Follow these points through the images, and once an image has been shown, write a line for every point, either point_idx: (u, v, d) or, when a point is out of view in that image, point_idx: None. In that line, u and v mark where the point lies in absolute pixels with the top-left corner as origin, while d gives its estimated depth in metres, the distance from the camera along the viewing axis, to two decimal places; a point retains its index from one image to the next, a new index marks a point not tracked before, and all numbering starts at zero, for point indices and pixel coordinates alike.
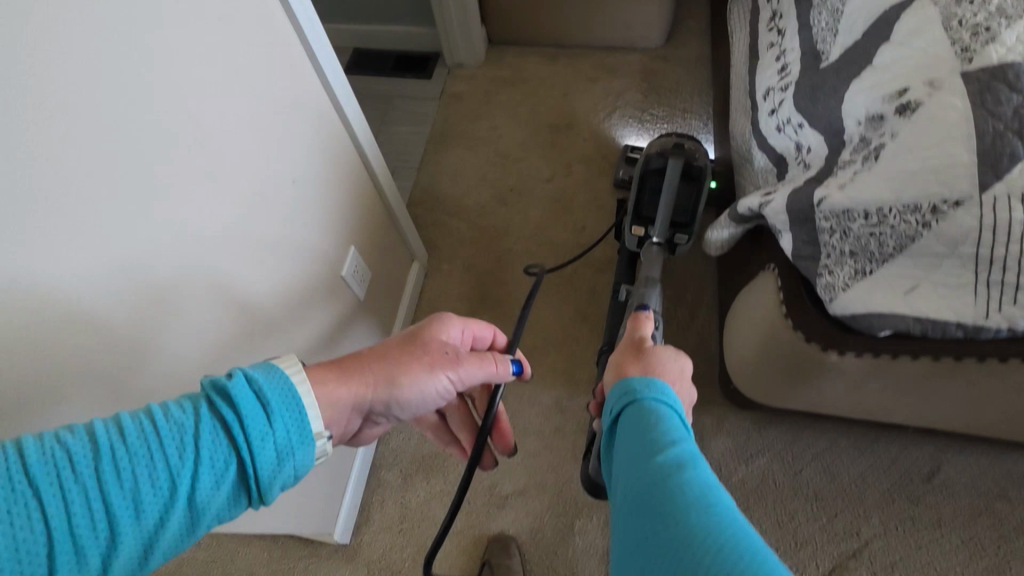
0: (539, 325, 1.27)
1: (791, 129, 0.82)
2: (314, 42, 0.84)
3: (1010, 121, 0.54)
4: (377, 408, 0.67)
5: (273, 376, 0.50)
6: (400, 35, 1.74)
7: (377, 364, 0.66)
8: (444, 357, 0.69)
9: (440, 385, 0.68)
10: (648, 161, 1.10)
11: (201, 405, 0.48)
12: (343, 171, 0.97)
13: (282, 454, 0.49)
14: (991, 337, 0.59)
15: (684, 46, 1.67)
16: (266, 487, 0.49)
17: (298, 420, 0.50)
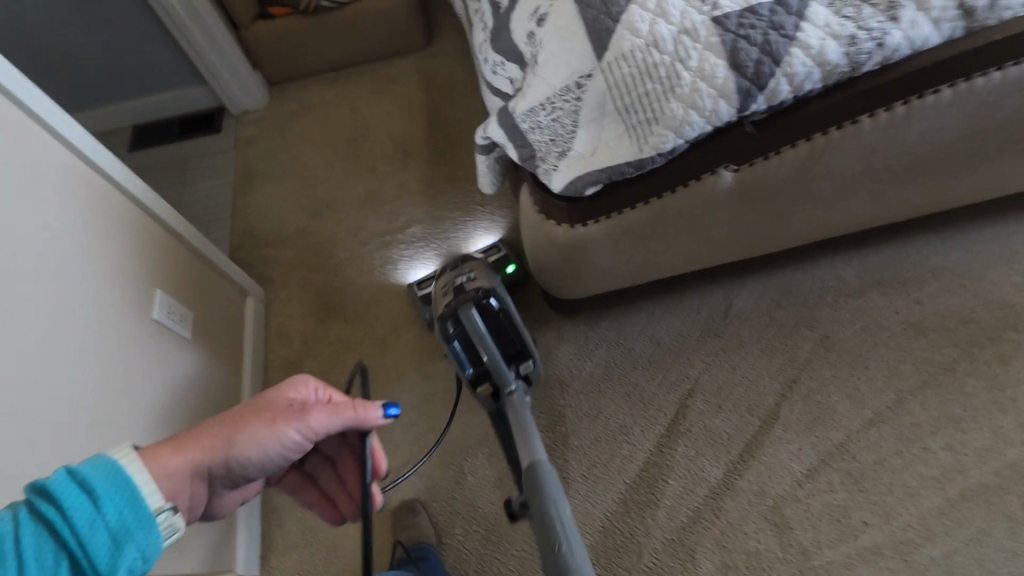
0: (385, 313, 1.36)
1: (500, 69, 0.95)
2: (32, 103, 0.85)
3: (601, 7, 0.73)
4: (224, 471, 0.69)
5: (100, 465, 0.53)
6: (175, 99, 1.75)
7: (222, 425, 0.69)
8: (286, 410, 0.70)
9: (282, 442, 0.69)
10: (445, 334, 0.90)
11: (20, 512, 0.49)
12: (116, 217, 0.98)
13: (119, 536, 0.51)
14: (654, 165, 0.77)
15: (445, 39, 1.84)
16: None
17: (130, 498, 0.53)
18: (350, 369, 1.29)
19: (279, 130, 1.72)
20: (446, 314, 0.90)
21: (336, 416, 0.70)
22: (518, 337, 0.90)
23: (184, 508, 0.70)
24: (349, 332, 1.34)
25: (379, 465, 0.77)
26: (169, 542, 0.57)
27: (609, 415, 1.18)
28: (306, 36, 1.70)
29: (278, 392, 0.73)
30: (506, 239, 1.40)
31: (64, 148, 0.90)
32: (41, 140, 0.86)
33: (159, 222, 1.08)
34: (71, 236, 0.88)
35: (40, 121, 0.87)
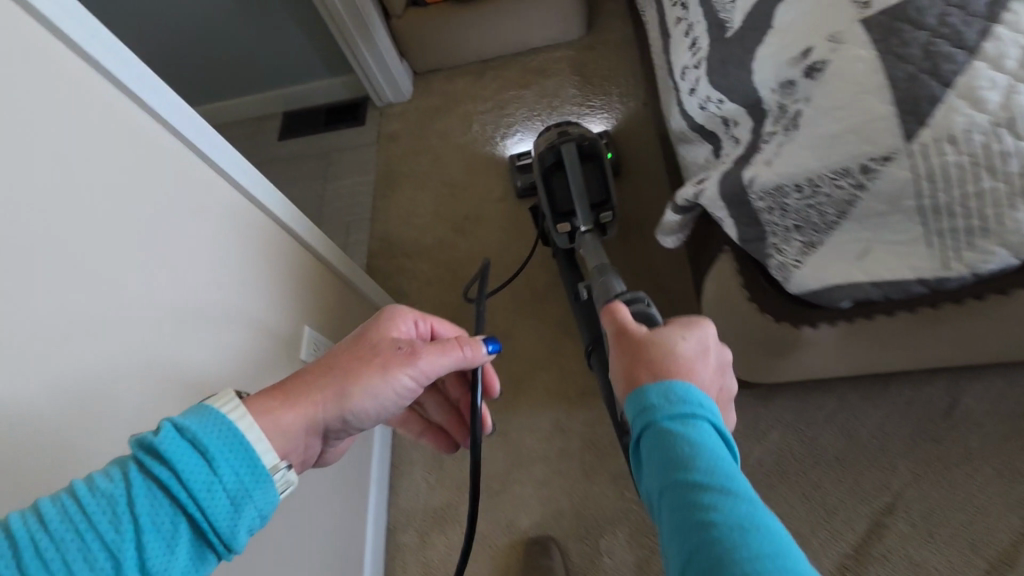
0: (523, 349, 1.24)
1: (714, 107, 0.79)
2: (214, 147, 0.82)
3: (921, 61, 0.51)
4: (336, 424, 0.62)
5: (207, 416, 0.48)
6: (324, 89, 1.72)
7: (325, 377, 0.61)
8: (396, 353, 0.64)
9: (397, 387, 0.63)
10: (544, 158, 1.15)
11: (130, 468, 0.45)
12: (271, 253, 0.93)
13: (236, 499, 0.47)
14: (956, 284, 0.58)
15: (607, 30, 1.63)
16: (229, 537, 0.46)
17: (248, 464, 0.47)
18: None
19: (423, 127, 1.63)
20: (550, 148, 1.14)
21: (448, 355, 0.64)
22: (603, 189, 1.13)
23: (293, 467, 0.62)
24: None
25: (490, 385, 0.74)
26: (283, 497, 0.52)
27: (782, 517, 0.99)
28: (459, 26, 1.58)
29: (373, 336, 0.66)
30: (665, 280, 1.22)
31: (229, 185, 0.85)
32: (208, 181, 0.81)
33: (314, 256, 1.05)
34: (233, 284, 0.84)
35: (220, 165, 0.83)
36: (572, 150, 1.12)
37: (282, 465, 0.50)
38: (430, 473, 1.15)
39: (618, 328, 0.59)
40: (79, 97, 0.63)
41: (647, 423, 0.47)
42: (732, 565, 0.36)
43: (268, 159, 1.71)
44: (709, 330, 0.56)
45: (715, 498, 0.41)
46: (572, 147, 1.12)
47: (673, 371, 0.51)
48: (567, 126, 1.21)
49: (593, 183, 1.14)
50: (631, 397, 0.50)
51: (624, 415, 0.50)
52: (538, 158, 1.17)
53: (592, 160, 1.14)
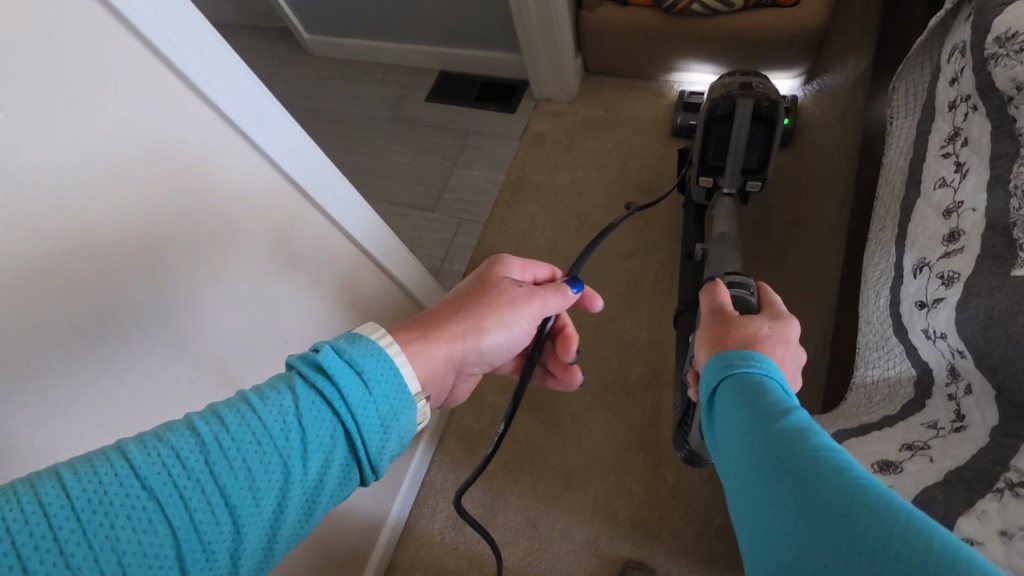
0: (587, 441, 1.12)
1: (938, 342, 0.58)
2: (336, 200, 0.76)
3: None
4: (470, 356, 0.70)
5: (361, 345, 0.49)
6: (487, 61, 1.57)
7: (461, 316, 0.69)
8: (516, 297, 0.73)
9: (519, 321, 0.73)
10: (715, 106, 1.03)
11: (296, 383, 0.46)
12: (342, 277, 0.84)
13: (386, 420, 0.48)
14: None
15: (829, 90, 1.31)
16: (377, 458, 0.49)
17: (397, 387, 0.49)
18: (522, 486, 1.11)
19: (574, 139, 1.45)
20: (726, 99, 1.01)
21: (561, 303, 0.78)
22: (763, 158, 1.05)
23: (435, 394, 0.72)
24: (540, 441, 1.14)
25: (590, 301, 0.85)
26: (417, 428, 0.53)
27: None
28: (655, 39, 1.34)
29: (495, 282, 0.75)
30: None
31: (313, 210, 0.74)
32: (290, 207, 0.71)
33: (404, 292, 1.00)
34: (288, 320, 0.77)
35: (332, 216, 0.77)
36: (750, 105, 0.99)
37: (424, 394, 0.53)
38: (448, 530, 1.10)
39: (714, 308, 0.64)
40: (197, 132, 0.56)
41: (728, 378, 0.50)
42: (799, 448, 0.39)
43: (409, 119, 1.63)
44: (793, 326, 0.59)
45: (783, 412, 0.42)
46: (750, 107, 0.99)
47: (755, 347, 0.54)
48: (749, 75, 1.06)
49: (756, 145, 1.06)
50: (714, 357, 0.53)
51: (700, 383, 0.54)
52: (709, 103, 1.03)
53: (766, 122, 1.02)
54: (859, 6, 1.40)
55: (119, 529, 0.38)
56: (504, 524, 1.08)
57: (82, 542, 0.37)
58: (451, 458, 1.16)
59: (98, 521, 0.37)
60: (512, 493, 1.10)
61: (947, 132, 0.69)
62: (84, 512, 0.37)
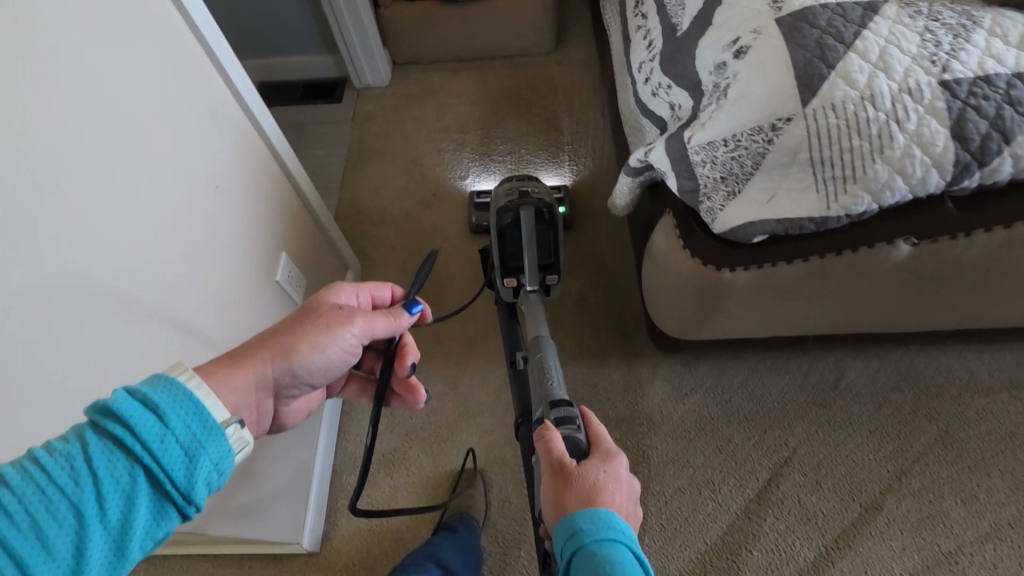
0: (476, 312, 1.34)
1: (665, 92, 0.93)
2: (230, 71, 0.91)
3: (814, 50, 0.68)
4: (281, 381, 0.68)
5: (159, 382, 0.48)
6: (305, 65, 1.80)
7: (272, 342, 0.67)
8: (337, 317, 0.70)
9: (341, 345, 0.71)
10: (501, 218, 1.07)
11: (88, 434, 0.45)
12: (217, 113, 0.89)
13: (191, 450, 0.47)
14: (836, 225, 0.72)
15: (574, 48, 1.82)
16: (188, 492, 0.47)
17: (197, 422, 0.47)
18: (434, 363, 1.27)
19: (399, 112, 1.73)
20: (510, 209, 1.06)
21: (393, 322, 0.76)
22: (554, 254, 1.10)
23: (250, 420, 0.69)
24: (439, 326, 1.32)
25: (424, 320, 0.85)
26: (240, 455, 0.52)
27: (696, 466, 1.10)
28: (443, 23, 1.72)
29: (317, 306, 0.72)
30: (610, 261, 1.37)
31: (200, 57, 0.86)
32: (186, 51, 0.83)
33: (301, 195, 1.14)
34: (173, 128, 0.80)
35: (229, 86, 0.92)
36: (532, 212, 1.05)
37: (235, 422, 0.50)
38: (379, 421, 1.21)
39: (552, 460, 0.64)
40: None
41: (580, 550, 0.53)
42: None
43: None
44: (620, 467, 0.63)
45: None
46: (532, 216, 1.04)
47: (598, 497, 0.58)
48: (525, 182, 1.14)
49: (546, 245, 1.11)
50: (560, 523, 0.56)
51: (556, 552, 0.56)
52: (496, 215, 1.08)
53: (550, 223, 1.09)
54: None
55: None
56: (428, 395, 1.23)
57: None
58: None
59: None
60: (428, 371, 1.26)
61: (633, 2, 1.13)
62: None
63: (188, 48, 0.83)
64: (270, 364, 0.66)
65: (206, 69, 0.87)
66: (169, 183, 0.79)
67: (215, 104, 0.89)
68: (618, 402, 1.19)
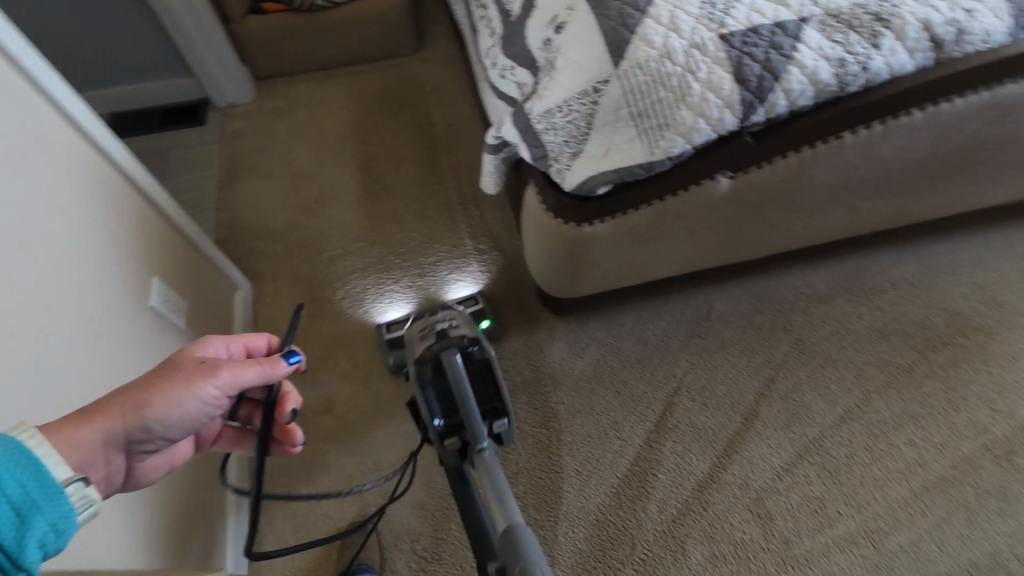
0: (376, 309, 1.36)
1: (510, 73, 1.00)
2: (63, 97, 0.88)
3: (618, 19, 0.78)
4: (135, 434, 0.67)
5: None
6: (158, 89, 1.71)
7: (129, 396, 0.66)
8: (195, 370, 0.68)
9: (201, 399, 0.68)
10: (420, 373, 0.71)
11: None
12: (48, 130, 0.84)
13: (23, 510, 0.45)
14: (663, 167, 0.82)
15: (437, 46, 1.88)
16: (18, 552, 0.44)
17: (27, 481, 0.46)
18: (342, 365, 1.28)
19: (269, 126, 1.70)
20: (428, 358, 0.70)
21: (269, 373, 0.73)
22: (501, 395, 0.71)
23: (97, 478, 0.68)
24: (342, 329, 1.33)
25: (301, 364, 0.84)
26: (79, 519, 0.50)
27: (601, 412, 1.22)
28: (300, 33, 1.70)
29: (182, 360, 0.70)
30: (498, 239, 1.44)
31: (27, 84, 0.82)
32: (9, 78, 0.79)
33: (167, 219, 1.10)
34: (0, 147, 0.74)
35: (64, 112, 0.88)
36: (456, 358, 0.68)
37: (73, 479, 0.49)
38: None
39: None
40: None
41: None
42: None
43: None
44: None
45: None
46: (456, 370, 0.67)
47: None
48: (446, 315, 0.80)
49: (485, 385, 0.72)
50: None
51: None
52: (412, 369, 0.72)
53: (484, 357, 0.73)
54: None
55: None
56: (340, 397, 1.24)
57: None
58: None
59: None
60: (337, 375, 1.27)
61: None
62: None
63: (10, 77, 0.79)
64: (120, 419, 0.65)
65: (35, 97, 0.83)
66: (17, 214, 0.75)
67: (50, 130, 0.85)
68: (523, 368, 1.27)
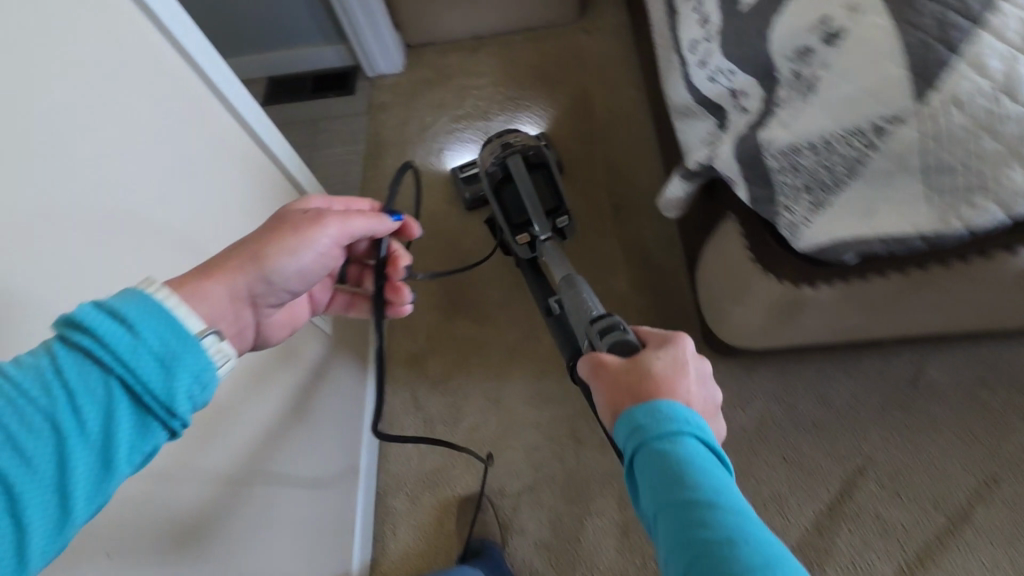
0: (513, 317, 1.26)
1: (725, 77, 0.82)
2: (234, 94, 0.89)
3: (933, 30, 0.56)
4: (258, 289, 0.66)
5: (128, 296, 0.48)
6: (313, 55, 1.69)
7: (239, 253, 0.65)
8: (303, 218, 0.71)
9: (318, 246, 0.71)
10: (495, 173, 1.13)
11: (54, 347, 0.45)
12: (202, 116, 0.82)
13: (167, 358, 0.48)
14: (952, 241, 0.62)
15: (600, 15, 1.67)
16: (171, 401, 0.48)
17: (168, 329, 0.48)
18: (475, 374, 1.21)
19: (416, 100, 1.62)
20: (497, 163, 1.12)
21: (372, 219, 0.79)
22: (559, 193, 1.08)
23: (233, 336, 0.68)
24: (477, 336, 1.25)
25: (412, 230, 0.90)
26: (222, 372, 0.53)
27: (762, 479, 1.05)
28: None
29: (287, 214, 0.72)
30: (655, 254, 1.27)
31: (205, 85, 0.84)
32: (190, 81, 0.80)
33: None
34: (127, 112, 0.66)
35: (233, 107, 0.90)
36: (521, 165, 1.09)
37: (210, 331, 0.51)
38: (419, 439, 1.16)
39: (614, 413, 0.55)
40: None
41: (642, 450, 0.49)
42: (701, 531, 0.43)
43: None
44: (685, 343, 0.58)
45: (707, 505, 0.44)
46: (526, 184, 1.07)
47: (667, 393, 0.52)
48: (509, 136, 1.21)
49: (550, 196, 1.11)
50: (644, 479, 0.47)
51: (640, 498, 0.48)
52: (485, 173, 1.15)
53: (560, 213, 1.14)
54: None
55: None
56: (471, 410, 1.18)
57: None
58: (402, 380, 1.22)
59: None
60: (468, 384, 1.20)
61: None
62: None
63: (193, 83, 0.81)
64: (243, 276, 0.64)
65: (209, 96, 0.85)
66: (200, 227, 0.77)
67: (223, 132, 0.88)
68: None
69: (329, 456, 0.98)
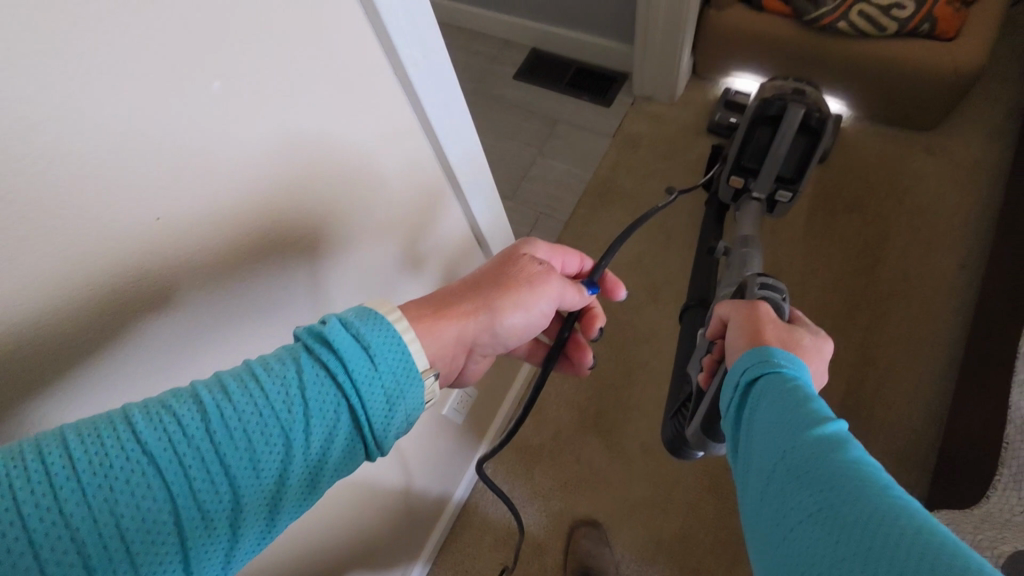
0: (653, 470, 1.06)
1: None
2: (478, 191, 0.70)
3: None
4: (481, 338, 0.54)
5: (368, 316, 0.40)
6: (589, 46, 1.47)
7: (470, 294, 0.52)
8: (535, 270, 0.56)
9: (542, 309, 0.57)
10: (766, 106, 0.98)
11: (299, 353, 0.38)
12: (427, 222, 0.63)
13: (393, 397, 0.39)
14: None
15: (961, 139, 1.23)
16: (382, 439, 0.40)
17: (402, 370, 0.39)
18: (581, 509, 1.05)
19: (672, 151, 1.35)
20: (779, 100, 0.98)
21: (583, 294, 0.64)
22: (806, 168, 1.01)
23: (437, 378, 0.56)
24: (605, 466, 1.08)
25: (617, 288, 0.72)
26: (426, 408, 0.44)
27: None
28: (788, 53, 1.23)
29: (516, 255, 0.57)
30: None
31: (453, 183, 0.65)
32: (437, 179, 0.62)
33: None
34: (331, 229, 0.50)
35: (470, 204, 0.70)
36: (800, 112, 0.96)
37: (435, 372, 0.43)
38: (496, 541, 1.06)
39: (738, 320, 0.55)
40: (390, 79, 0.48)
41: (759, 377, 0.44)
42: (821, 474, 0.34)
43: (494, 94, 1.51)
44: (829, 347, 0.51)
45: (832, 437, 0.36)
46: (798, 115, 0.95)
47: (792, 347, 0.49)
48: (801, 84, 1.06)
49: (798, 156, 1.01)
50: (760, 387, 0.43)
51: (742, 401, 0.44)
52: (760, 102, 0.99)
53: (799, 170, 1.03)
54: (998, 63, 1.32)
55: (119, 491, 0.31)
56: (557, 548, 1.03)
57: (82, 502, 0.30)
58: (507, 467, 1.10)
59: (97, 482, 0.31)
60: (570, 514, 1.05)
61: None
62: (84, 471, 0.30)
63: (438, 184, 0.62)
64: (473, 319, 0.51)
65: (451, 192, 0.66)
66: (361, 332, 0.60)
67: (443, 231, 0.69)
68: None
69: (400, 525, 0.91)
